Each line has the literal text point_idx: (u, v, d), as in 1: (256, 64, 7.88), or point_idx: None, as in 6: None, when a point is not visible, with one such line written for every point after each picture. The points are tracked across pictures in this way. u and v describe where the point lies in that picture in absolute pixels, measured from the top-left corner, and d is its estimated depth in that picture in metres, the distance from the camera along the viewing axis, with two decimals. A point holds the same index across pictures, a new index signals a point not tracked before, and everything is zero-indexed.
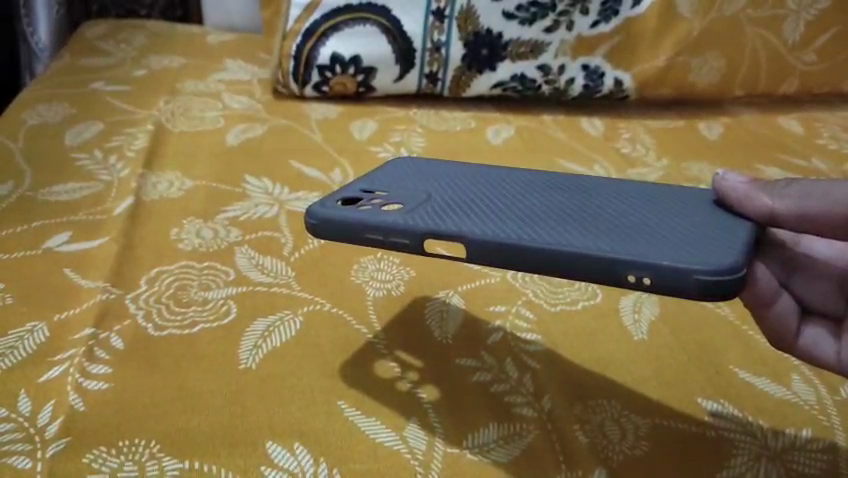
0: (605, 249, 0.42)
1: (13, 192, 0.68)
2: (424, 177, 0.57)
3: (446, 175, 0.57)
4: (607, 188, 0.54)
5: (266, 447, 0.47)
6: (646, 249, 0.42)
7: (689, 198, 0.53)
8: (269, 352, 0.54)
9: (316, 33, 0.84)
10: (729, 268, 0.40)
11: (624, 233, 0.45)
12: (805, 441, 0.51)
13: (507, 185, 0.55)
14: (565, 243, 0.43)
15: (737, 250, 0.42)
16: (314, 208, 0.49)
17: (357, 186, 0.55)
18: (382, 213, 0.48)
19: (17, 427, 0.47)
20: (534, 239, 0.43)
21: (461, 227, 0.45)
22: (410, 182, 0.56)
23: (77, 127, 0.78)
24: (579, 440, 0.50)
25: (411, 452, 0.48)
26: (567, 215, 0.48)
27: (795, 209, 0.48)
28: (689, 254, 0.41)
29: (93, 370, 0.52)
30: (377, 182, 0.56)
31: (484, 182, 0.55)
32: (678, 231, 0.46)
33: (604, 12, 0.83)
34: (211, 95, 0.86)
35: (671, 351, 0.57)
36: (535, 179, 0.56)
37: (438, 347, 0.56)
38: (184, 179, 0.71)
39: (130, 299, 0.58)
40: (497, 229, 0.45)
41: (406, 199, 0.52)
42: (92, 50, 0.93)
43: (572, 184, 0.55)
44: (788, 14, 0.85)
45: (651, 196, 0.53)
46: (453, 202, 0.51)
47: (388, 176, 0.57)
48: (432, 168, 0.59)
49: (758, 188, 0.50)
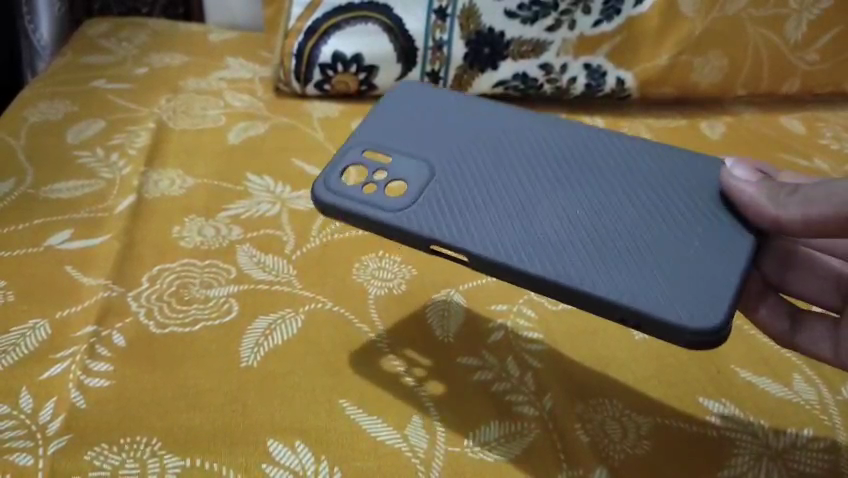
0: (606, 286, 0.45)
1: (14, 189, 0.68)
2: (426, 128, 0.56)
3: (450, 129, 0.57)
4: (614, 162, 0.54)
5: (267, 444, 0.48)
6: (644, 285, 0.45)
7: (696, 180, 0.53)
8: (270, 350, 0.54)
9: (318, 31, 0.83)
10: (720, 321, 0.44)
11: (626, 252, 0.47)
12: (804, 441, 0.51)
13: (512, 154, 0.55)
14: (567, 273, 0.46)
15: (730, 292, 0.45)
16: (322, 191, 0.51)
17: (359, 145, 0.55)
18: (388, 206, 0.50)
19: (18, 425, 0.48)
20: (539, 265, 0.46)
21: (468, 238, 0.48)
22: (413, 138, 0.56)
23: (79, 125, 0.78)
24: (580, 439, 0.50)
25: (413, 450, 0.48)
26: (571, 214, 0.50)
27: (800, 217, 0.47)
28: (683, 298, 0.45)
29: (95, 367, 0.52)
30: (379, 134, 0.56)
31: (489, 148, 0.55)
32: (678, 248, 0.48)
33: (606, 11, 0.83)
34: (212, 92, 0.85)
35: (673, 350, 0.57)
36: (541, 144, 0.56)
37: (439, 346, 0.56)
38: (185, 177, 0.71)
39: (131, 296, 0.58)
40: (502, 243, 0.47)
41: (411, 173, 0.53)
42: (94, 47, 0.93)
43: (579, 153, 0.55)
44: (790, 14, 0.84)
45: (658, 174, 0.53)
46: (459, 184, 0.52)
47: (390, 124, 0.57)
48: (435, 112, 0.58)
49: (765, 194, 0.49)
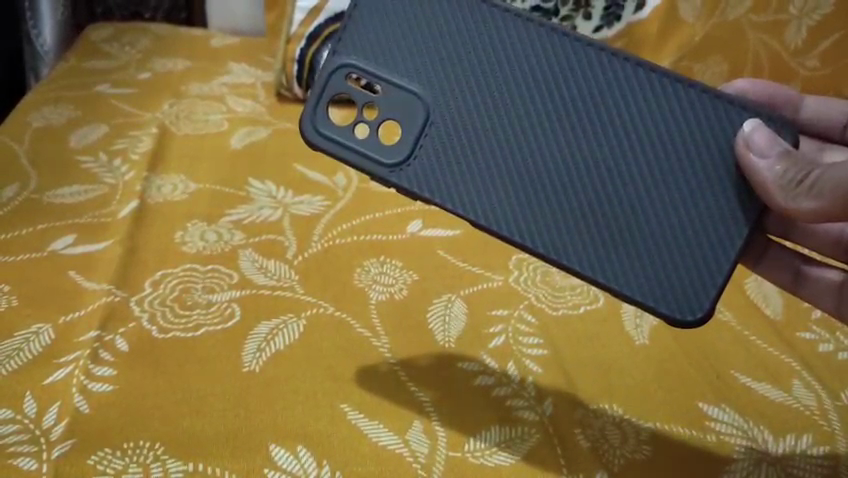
0: (596, 269, 0.48)
1: (19, 193, 0.68)
2: (422, 42, 0.50)
3: (451, 45, 0.49)
4: (635, 98, 0.49)
5: (270, 449, 0.48)
6: (631, 266, 0.48)
7: (723, 125, 0.49)
8: (272, 355, 0.54)
9: (320, 37, 0.82)
10: (697, 306, 0.48)
11: (622, 226, 0.48)
12: (805, 446, 0.51)
13: (522, 86, 0.49)
14: (561, 252, 0.48)
15: (712, 277, 0.48)
16: (311, 131, 0.50)
17: (346, 66, 0.50)
18: (382, 161, 0.49)
19: (22, 429, 0.48)
20: (532, 240, 0.48)
21: (463, 207, 0.49)
22: (408, 59, 0.50)
23: (82, 129, 0.78)
24: (580, 445, 0.50)
25: (414, 455, 0.48)
26: (573, 174, 0.49)
27: (811, 208, 0.46)
28: (666, 279, 0.48)
29: (98, 372, 0.52)
30: (368, 50, 0.50)
31: (494, 77, 0.49)
32: (676, 221, 0.48)
33: (606, 17, 0.82)
34: (214, 97, 0.85)
35: (672, 355, 0.57)
36: (556, 69, 0.49)
37: (440, 350, 0.56)
38: (188, 182, 0.72)
39: (134, 301, 0.58)
40: (497, 212, 0.49)
41: (405, 114, 0.50)
42: (97, 52, 0.94)
43: (597, 83, 0.49)
44: (790, 20, 0.80)
45: (681, 114, 0.49)
46: (456, 129, 0.49)
47: (381, 35, 0.50)
48: (434, 12, 0.50)
49: (779, 180, 0.46)
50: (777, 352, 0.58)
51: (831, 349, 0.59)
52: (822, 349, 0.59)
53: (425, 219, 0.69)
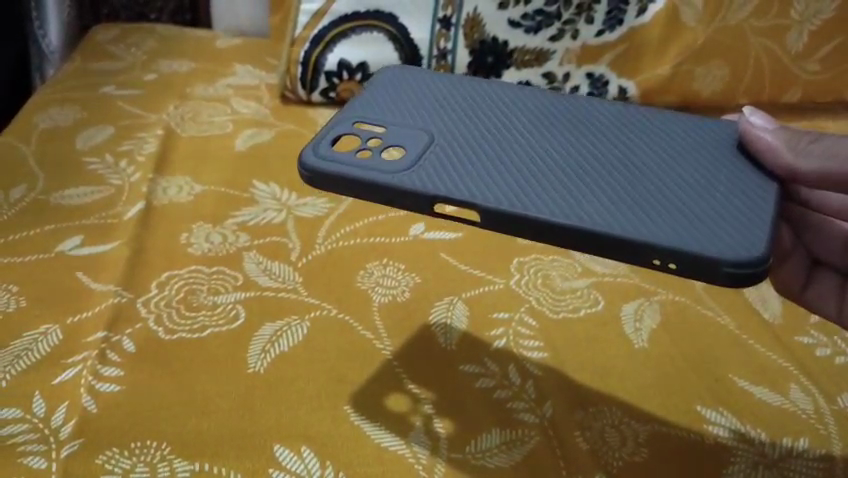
0: (631, 228, 0.44)
1: (27, 194, 0.69)
2: (414, 103, 0.58)
3: (439, 102, 0.58)
4: (606, 127, 0.55)
5: (274, 450, 0.49)
6: (664, 228, 0.45)
7: (695, 134, 0.55)
8: (276, 357, 0.55)
9: (324, 40, 0.82)
10: (753, 252, 0.43)
11: (636, 202, 0.47)
12: (802, 449, 0.52)
13: (512, 119, 0.56)
14: (588, 220, 0.45)
15: (751, 232, 0.45)
16: (315, 161, 0.50)
17: (351, 119, 0.56)
18: (386, 168, 0.49)
19: (32, 428, 0.49)
20: (553, 212, 0.46)
21: (474, 193, 0.47)
22: (410, 109, 0.57)
23: (88, 131, 0.79)
24: (579, 446, 0.51)
25: (415, 456, 0.49)
26: (572, 171, 0.50)
27: (818, 167, 0.49)
28: (708, 234, 0.44)
29: (106, 372, 0.53)
30: (367, 113, 0.57)
31: (481, 117, 0.56)
32: (688, 200, 0.48)
33: (609, 21, 0.81)
34: (219, 99, 0.86)
35: (672, 358, 0.58)
36: (535, 111, 0.57)
37: (442, 351, 0.57)
38: (193, 184, 0.72)
39: (141, 302, 0.59)
40: (508, 194, 0.47)
41: (405, 140, 0.53)
42: (103, 53, 0.94)
43: (568, 118, 0.56)
44: (791, 24, 0.80)
45: (652, 135, 0.54)
46: (456, 147, 0.52)
47: (376, 104, 0.58)
48: (425, 86, 0.60)
49: (786, 140, 0.51)
50: (775, 356, 0.59)
51: (829, 353, 0.60)
52: (820, 353, 0.60)
53: (428, 221, 0.69)
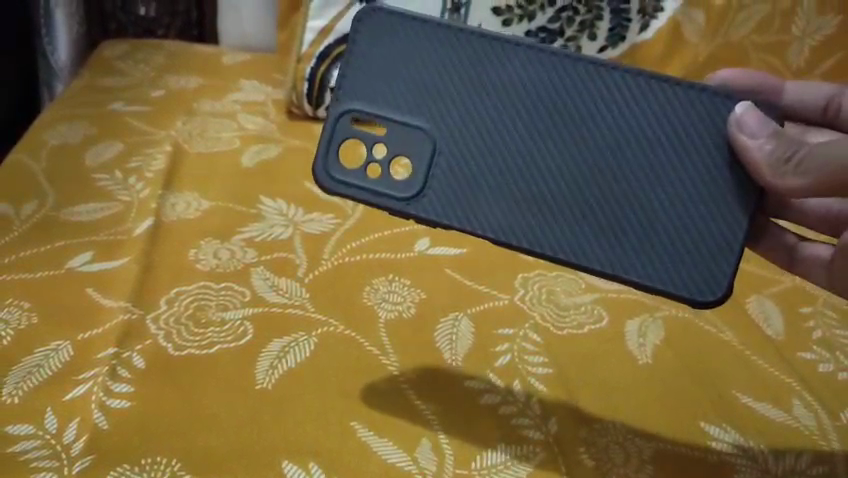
0: (621, 269, 0.50)
1: (37, 210, 0.70)
2: (410, 73, 0.51)
3: (438, 72, 0.51)
4: (620, 109, 0.51)
5: (283, 466, 0.49)
6: (650, 263, 0.50)
7: (712, 112, 0.51)
8: (283, 373, 0.56)
9: (329, 57, 0.83)
10: (720, 284, 0.51)
11: (632, 228, 0.51)
12: (805, 466, 0.53)
13: (523, 106, 0.51)
14: (585, 259, 0.51)
15: (726, 259, 0.51)
16: (331, 186, 0.52)
17: (351, 110, 0.52)
18: (397, 196, 0.52)
19: (43, 444, 0.50)
20: (554, 251, 0.51)
21: (482, 229, 0.51)
22: (407, 89, 0.52)
23: (98, 147, 0.80)
24: (585, 463, 0.52)
25: (422, 472, 0.50)
26: (576, 185, 0.51)
27: (796, 185, 0.49)
28: (686, 267, 0.51)
29: (116, 388, 0.54)
30: (363, 92, 0.52)
31: (484, 100, 0.51)
32: (681, 219, 0.50)
33: (611, 37, 0.81)
34: (227, 115, 0.87)
35: (675, 373, 0.59)
36: (545, 85, 0.51)
37: (447, 367, 0.57)
38: (201, 200, 0.73)
39: (150, 318, 0.60)
40: (513, 229, 0.51)
41: (409, 146, 0.52)
42: (112, 69, 0.95)
43: (580, 95, 0.51)
44: (792, 40, 0.81)
45: (667, 118, 0.51)
46: (458, 153, 0.51)
47: (370, 76, 0.52)
48: (419, 39, 0.51)
49: (768, 156, 0.49)
50: (778, 371, 0.59)
51: (832, 369, 0.60)
52: (822, 369, 0.60)
53: (432, 238, 0.70)
